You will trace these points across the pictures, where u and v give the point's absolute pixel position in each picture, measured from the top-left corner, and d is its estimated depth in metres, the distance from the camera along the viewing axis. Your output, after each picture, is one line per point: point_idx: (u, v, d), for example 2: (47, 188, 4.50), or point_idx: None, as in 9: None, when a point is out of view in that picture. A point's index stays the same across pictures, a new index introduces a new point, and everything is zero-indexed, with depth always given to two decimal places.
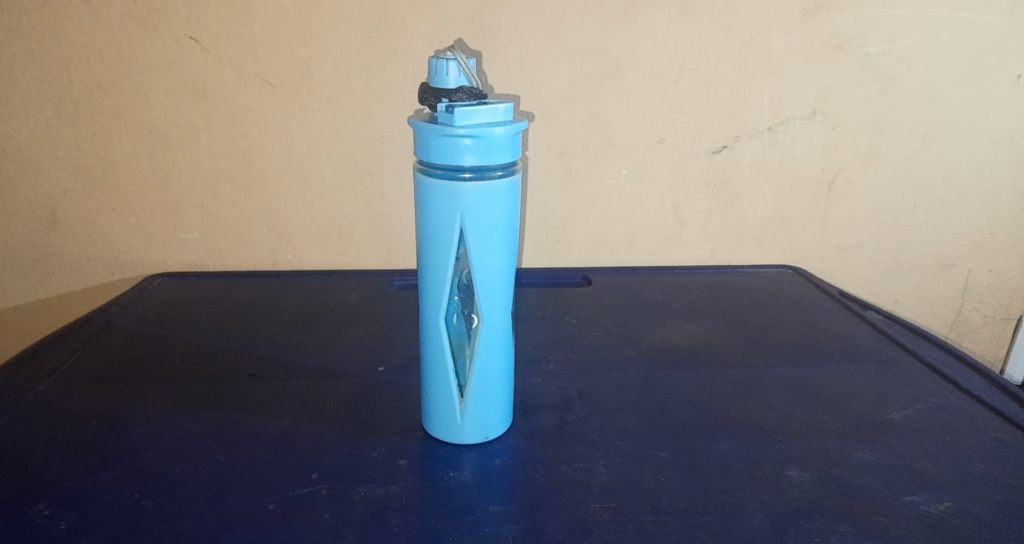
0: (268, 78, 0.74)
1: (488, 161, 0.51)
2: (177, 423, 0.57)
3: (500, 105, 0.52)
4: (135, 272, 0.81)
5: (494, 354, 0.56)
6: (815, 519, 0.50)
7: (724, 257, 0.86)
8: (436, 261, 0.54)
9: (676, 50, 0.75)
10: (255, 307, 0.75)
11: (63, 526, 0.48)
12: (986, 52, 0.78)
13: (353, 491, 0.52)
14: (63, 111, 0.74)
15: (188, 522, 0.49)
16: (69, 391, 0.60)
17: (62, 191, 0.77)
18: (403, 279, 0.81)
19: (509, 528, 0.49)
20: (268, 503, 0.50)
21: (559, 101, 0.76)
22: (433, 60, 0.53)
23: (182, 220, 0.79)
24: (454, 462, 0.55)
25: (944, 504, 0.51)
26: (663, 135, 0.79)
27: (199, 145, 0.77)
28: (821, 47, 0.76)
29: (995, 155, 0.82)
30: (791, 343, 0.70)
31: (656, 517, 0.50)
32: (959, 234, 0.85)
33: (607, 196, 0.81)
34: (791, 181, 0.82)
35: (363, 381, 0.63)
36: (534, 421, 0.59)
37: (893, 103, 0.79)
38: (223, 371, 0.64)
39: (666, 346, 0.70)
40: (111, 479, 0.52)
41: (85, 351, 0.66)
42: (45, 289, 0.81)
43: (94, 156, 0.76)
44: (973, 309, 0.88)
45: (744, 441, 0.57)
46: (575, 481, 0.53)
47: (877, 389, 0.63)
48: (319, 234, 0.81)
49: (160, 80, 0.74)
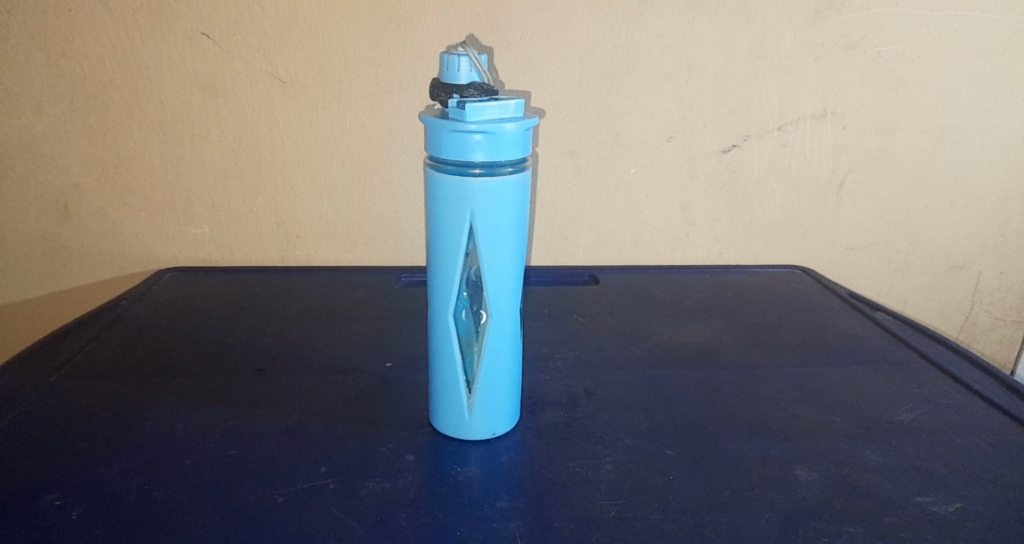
0: (279, 74, 0.74)
1: (499, 157, 0.51)
2: (186, 416, 0.58)
3: (511, 101, 0.52)
4: (144, 267, 0.82)
5: (503, 350, 0.56)
6: (823, 519, 0.50)
7: (732, 256, 0.86)
8: (445, 257, 0.54)
9: (685, 48, 0.75)
10: (264, 302, 0.75)
11: (73, 516, 0.48)
12: (997, 53, 0.77)
13: (361, 486, 0.52)
14: (75, 106, 0.75)
15: (197, 513, 0.49)
16: (79, 383, 0.61)
17: (73, 186, 0.78)
18: (411, 276, 0.81)
19: (516, 523, 0.49)
20: (276, 496, 0.51)
21: (568, 99, 0.77)
22: (445, 55, 0.53)
23: (192, 215, 0.80)
24: (461, 458, 0.55)
25: (956, 506, 0.51)
26: (672, 134, 0.79)
27: (210, 140, 0.77)
28: (832, 46, 0.76)
29: (1006, 157, 0.82)
30: (799, 343, 0.70)
31: (663, 515, 0.50)
32: (969, 235, 0.85)
33: (616, 194, 0.81)
34: (800, 181, 0.82)
35: (370, 377, 0.63)
36: (542, 418, 0.59)
37: (904, 103, 0.79)
38: (232, 365, 0.64)
39: (674, 344, 0.69)
40: (122, 470, 0.52)
41: (96, 344, 0.67)
42: (56, 283, 0.82)
43: (106, 151, 0.77)
44: (983, 311, 0.88)
45: (752, 440, 0.57)
46: (582, 478, 0.53)
47: (886, 390, 0.63)
48: (328, 230, 0.81)
49: (172, 75, 0.74)
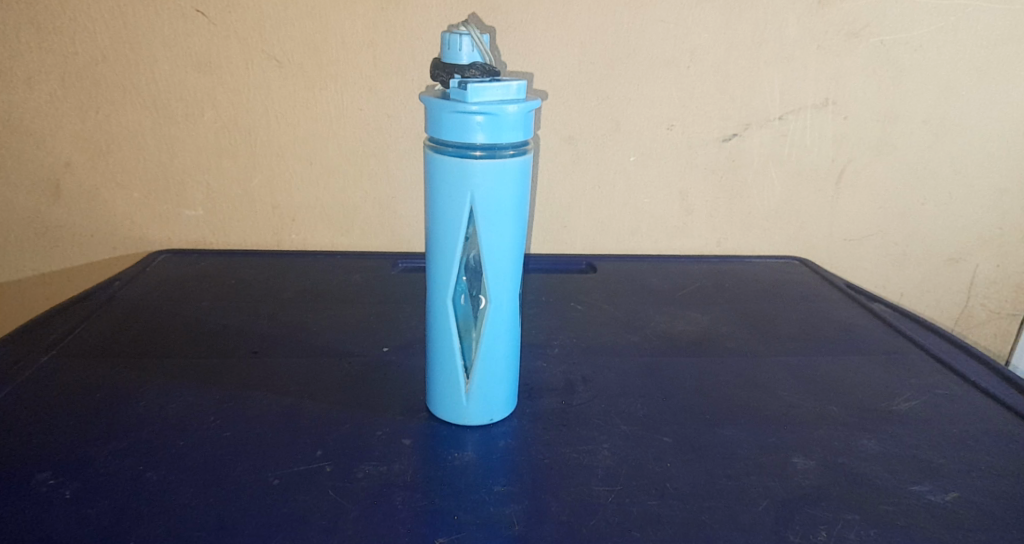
0: (275, 54, 0.74)
1: (500, 139, 0.51)
2: (179, 397, 0.57)
3: (513, 82, 0.51)
4: (137, 248, 0.81)
5: (501, 335, 0.56)
6: (820, 506, 0.50)
7: (729, 246, 0.85)
8: (444, 240, 0.54)
9: (688, 35, 0.75)
10: (258, 286, 0.74)
11: (66, 495, 0.48)
12: (1000, 44, 0.77)
13: (356, 469, 0.51)
14: (68, 82, 0.74)
15: (191, 494, 0.48)
16: (71, 363, 0.60)
17: (65, 164, 0.77)
18: (407, 261, 0.81)
19: (512, 508, 0.49)
20: (270, 478, 0.50)
21: (568, 84, 0.76)
22: (446, 35, 0.52)
23: (186, 196, 0.79)
24: (458, 442, 0.54)
25: (952, 495, 0.51)
26: (672, 121, 0.78)
27: (204, 121, 0.76)
28: (835, 35, 0.76)
29: (1006, 150, 0.82)
30: (797, 332, 0.70)
31: (660, 501, 0.50)
32: (967, 228, 0.85)
33: (614, 182, 0.81)
34: (800, 171, 0.82)
35: (366, 361, 0.63)
36: (538, 404, 0.59)
37: (906, 94, 0.79)
38: (226, 347, 0.64)
39: (671, 333, 0.69)
40: (115, 450, 0.51)
41: (89, 324, 0.66)
42: (46, 263, 0.81)
43: (98, 129, 0.75)
44: (978, 303, 0.88)
45: (749, 427, 0.57)
46: (579, 463, 0.53)
47: (884, 380, 0.63)
48: (323, 214, 0.80)
49: (166, 53, 0.73)
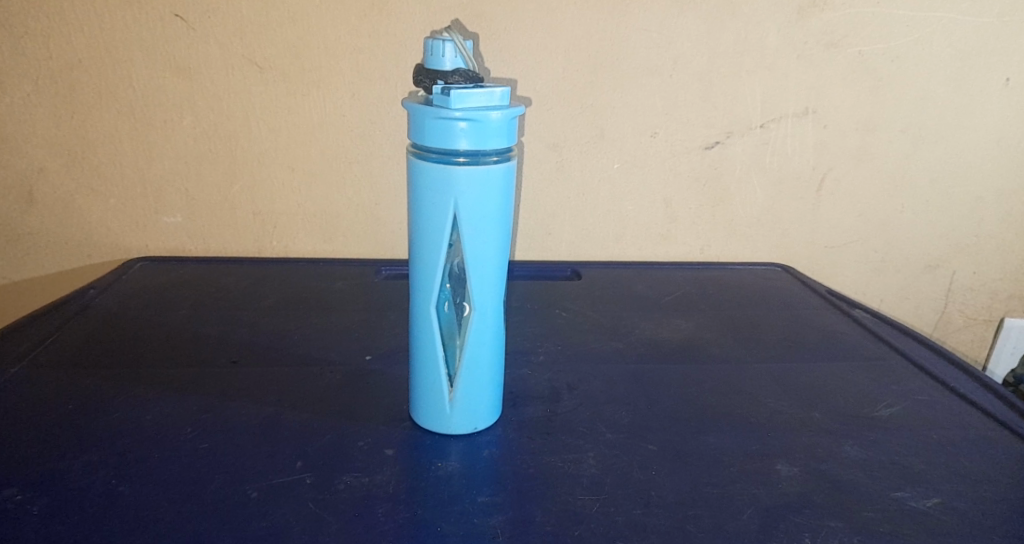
0: (256, 59, 0.73)
1: (483, 145, 0.50)
2: (156, 407, 0.56)
3: (497, 88, 0.50)
4: (114, 256, 0.80)
5: (484, 342, 0.55)
6: (804, 513, 0.50)
7: (713, 254, 0.86)
8: (428, 246, 0.53)
9: (670, 44, 0.75)
10: (238, 293, 0.73)
11: (33, 512, 0.46)
12: (976, 54, 0.78)
13: (338, 480, 0.50)
14: (41, 87, 0.72)
15: (166, 508, 0.47)
16: (43, 374, 0.59)
17: (38, 170, 0.75)
18: (390, 269, 0.80)
19: (496, 518, 0.48)
20: (250, 491, 0.49)
21: (552, 92, 0.76)
22: (429, 40, 0.51)
23: (164, 202, 0.78)
24: (442, 452, 0.54)
25: (934, 500, 0.51)
26: (656, 128, 0.78)
27: (183, 126, 0.75)
28: (815, 45, 0.76)
29: (983, 159, 0.83)
30: (780, 339, 0.70)
31: (645, 510, 0.49)
32: (946, 236, 0.86)
33: (598, 189, 0.81)
34: (780, 179, 0.82)
35: (348, 370, 0.62)
36: (523, 412, 0.58)
37: (884, 102, 0.80)
38: (205, 356, 0.63)
39: (656, 339, 0.69)
40: (87, 464, 0.50)
41: (61, 333, 0.65)
42: (20, 272, 0.79)
43: (72, 134, 0.74)
44: (956, 309, 0.89)
45: (734, 434, 0.57)
46: (563, 473, 0.52)
47: (866, 385, 0.63)
48: (306, 221, 0.80)
49: (143, 58, 0.72)
